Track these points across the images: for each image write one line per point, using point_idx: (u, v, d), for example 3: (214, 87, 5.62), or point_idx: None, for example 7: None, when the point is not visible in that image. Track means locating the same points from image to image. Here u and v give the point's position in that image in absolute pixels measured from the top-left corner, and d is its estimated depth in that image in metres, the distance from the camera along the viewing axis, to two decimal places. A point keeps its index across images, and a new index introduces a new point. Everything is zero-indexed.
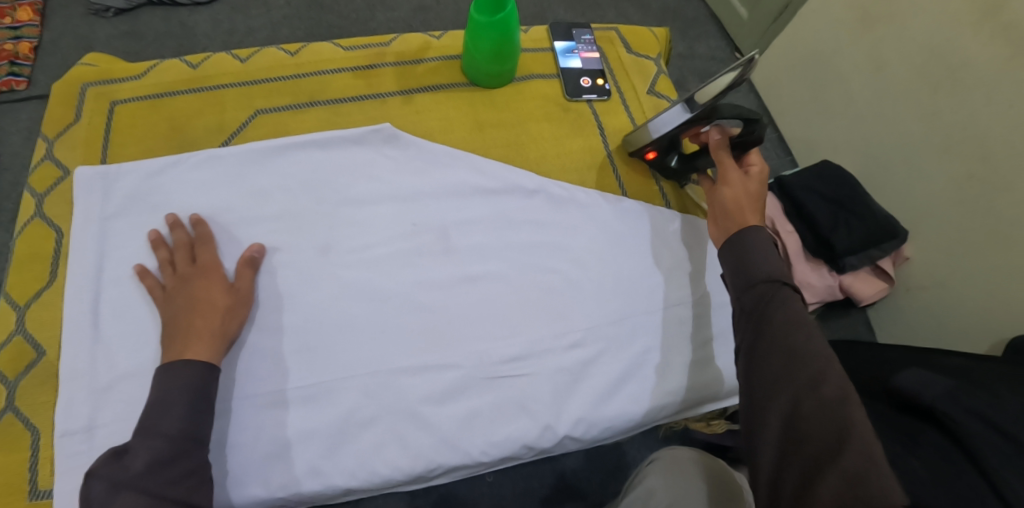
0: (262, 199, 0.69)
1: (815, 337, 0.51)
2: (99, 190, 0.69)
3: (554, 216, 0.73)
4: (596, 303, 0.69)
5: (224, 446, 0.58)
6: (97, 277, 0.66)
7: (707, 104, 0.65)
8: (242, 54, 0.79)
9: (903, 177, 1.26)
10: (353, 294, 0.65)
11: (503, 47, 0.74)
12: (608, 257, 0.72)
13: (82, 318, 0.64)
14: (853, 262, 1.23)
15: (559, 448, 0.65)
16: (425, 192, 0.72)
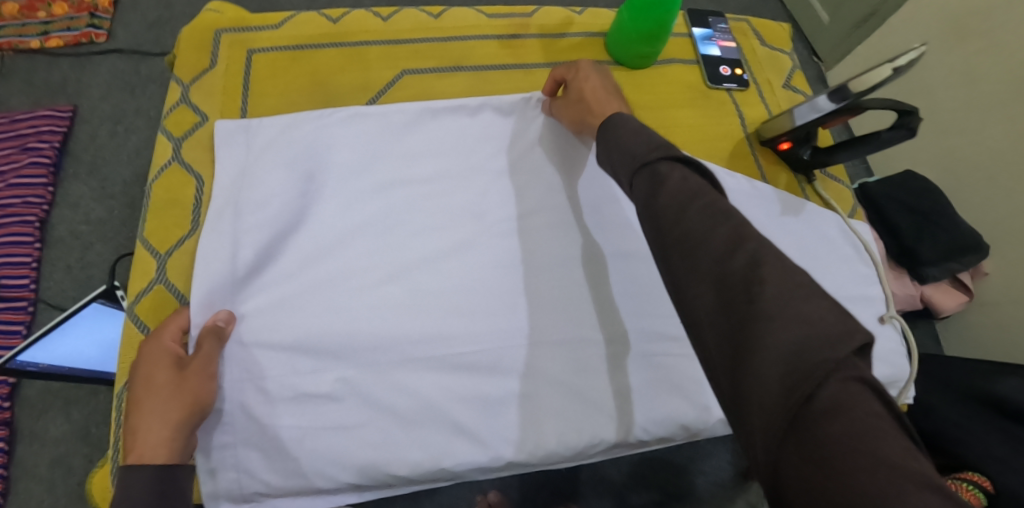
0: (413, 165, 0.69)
1: (719, 205, 0.44)
2: (241, 139, 0.68)
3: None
4: None
5: (394, 405, 0.59)
6: (241, 227, 0.63)
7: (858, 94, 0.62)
8: (382, 12, 0.78)
9: (985, 193, 1.24)
10: (510, 270, 0.66)
11: (658, 28, 0.72)
12: None
13: (228, 266, 0.62)
14: (935, 273, 1.22)
15: (707, 432, 0.66)
16: (575, 166, 0.70)
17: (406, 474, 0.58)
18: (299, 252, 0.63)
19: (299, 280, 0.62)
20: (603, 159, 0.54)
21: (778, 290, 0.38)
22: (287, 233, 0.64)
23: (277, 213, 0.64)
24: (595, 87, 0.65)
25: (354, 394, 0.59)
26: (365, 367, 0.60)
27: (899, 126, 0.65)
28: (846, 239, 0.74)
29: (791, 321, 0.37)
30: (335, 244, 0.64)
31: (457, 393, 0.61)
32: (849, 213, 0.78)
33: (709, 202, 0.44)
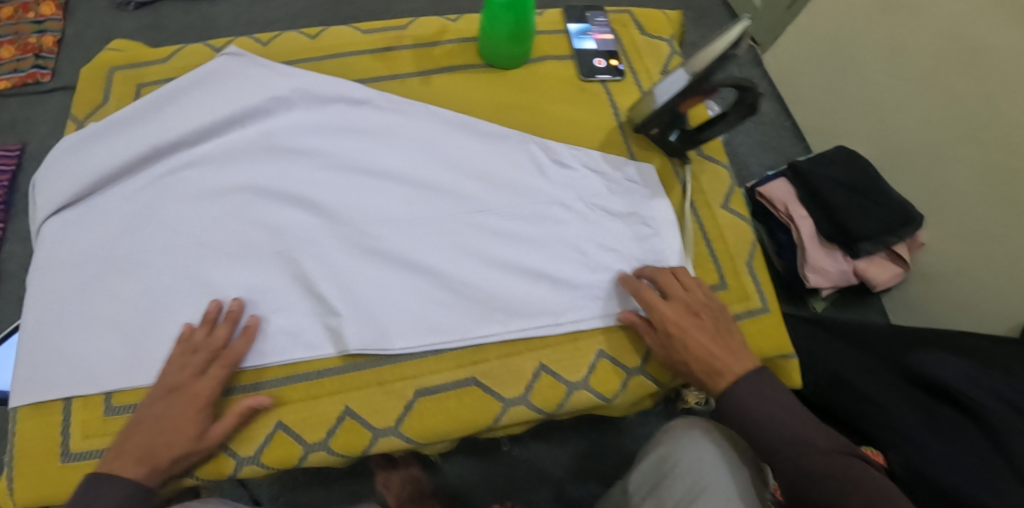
0: (132, 144, 0.69)
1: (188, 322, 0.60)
2: (85, 153, 0.69)
3: (564, 181, 0.72)
4: (585, 271, 0.67)
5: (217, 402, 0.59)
6: (93, 238, 0.66)
7: (702, 71, 0.63)
8: (263, 38, 0.83)
9: (925, 165, 1.29)
10: (369, 266, 0.65)
11: (519, 27, 0.76)
12: (597, 224, 0.70)
13: (86, 279, 0.64)
14: (869, 248, 1.25)
15: (560, 410, 0.62)
16: (425, 159, 0.71)
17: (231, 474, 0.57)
18: (151, 256, 0.65)
19: (141, 286, 0.64)
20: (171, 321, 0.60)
21: (676, 313, 0.62)
22: (139, 239, 0.66)
23: (122, 214, 0.67)
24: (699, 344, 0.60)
25: None
26: None
27: (746, 100, 0.64)
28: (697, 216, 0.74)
29: (695, 361, 0.60)
30: (188, 212, 0.67)
31: (302, 388, 0.59)
32: (726, 191, 0.78)
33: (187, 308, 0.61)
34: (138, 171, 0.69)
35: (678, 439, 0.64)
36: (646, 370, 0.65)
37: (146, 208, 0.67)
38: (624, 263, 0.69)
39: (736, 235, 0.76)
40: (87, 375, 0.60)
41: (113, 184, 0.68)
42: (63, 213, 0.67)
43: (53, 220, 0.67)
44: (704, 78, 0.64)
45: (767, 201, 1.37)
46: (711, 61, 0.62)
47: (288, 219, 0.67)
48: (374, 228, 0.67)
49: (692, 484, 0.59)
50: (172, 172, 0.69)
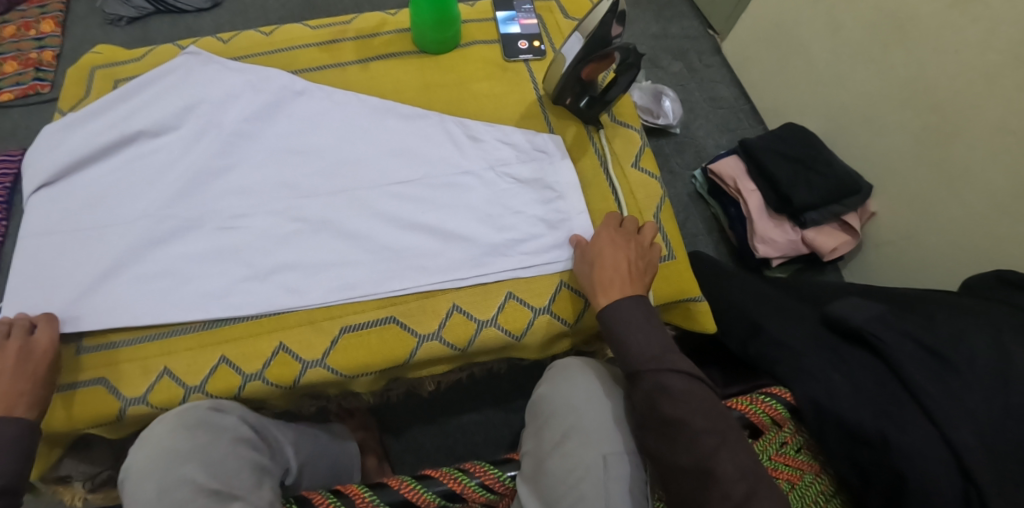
0: (99, 133, 0.78)
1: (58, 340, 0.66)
2: (59, 136, 0.79)
3: (477, 152, 0.79)
4: (495, 227, 0.75)
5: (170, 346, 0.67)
6: (65, 209, 0.75)
7: (591, 33, 0.72)
8: (224, 37, 0.93)
9: (867, 135, 1.33)
10: (305, 227, 0.74)
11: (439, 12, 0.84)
12: (506, 187, 0.77)
13: (58, 244, 0.73)
14: (815, 217, 1.32)
15: (471, 348, 0.70)
16: (358, 134, 0.80)
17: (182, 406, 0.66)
18: (115, 223, 0.73)
19: (104, 249, 0.72)
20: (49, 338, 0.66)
21: (639, 254, 0.70)
22: (106, 209, 0.74)
23: (88, 191, 0.76)
24: (610, 263, 0.68)
25: (163, 335, 0.68)
26: (152, 317, 0.68)
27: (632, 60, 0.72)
28: (605, 177, 0.81)
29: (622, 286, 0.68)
30: (147, 186, 0.76)
31: (250, 326, 0.68)
32: (638, 152, 0.84)
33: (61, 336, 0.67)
34: (106, 156, 0.78)
35: (557, 380, 0.71)
36: (552, 310, 0.72)
37: (112, 185, 0.76)
38: (530, 221, 0.76)
39: (648, 191, 0.82)
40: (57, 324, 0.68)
41: (82, 167, 0.77)
42: (43, 189, 0.76)
43: (33, 196, 0.76)
44: (595, 39, 0.72)
45: (719, 177, 1.44)
46: (597, 23, 0.71)
47: (240, 189, 0.76)
48: (309, 197, 0.75)
49: (564, 420, 0.66)
50: (135, 156, 0.78)
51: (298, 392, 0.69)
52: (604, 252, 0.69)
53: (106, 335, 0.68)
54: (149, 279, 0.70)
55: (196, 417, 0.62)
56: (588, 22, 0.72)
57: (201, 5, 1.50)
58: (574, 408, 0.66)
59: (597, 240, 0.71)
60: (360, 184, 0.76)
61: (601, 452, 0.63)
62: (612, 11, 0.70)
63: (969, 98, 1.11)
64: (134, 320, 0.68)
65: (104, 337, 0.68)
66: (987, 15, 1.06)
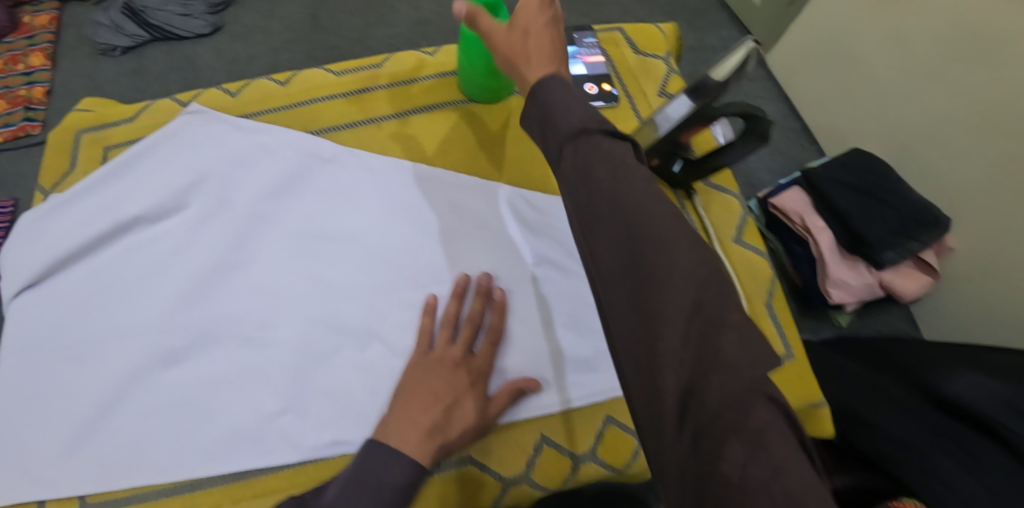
0: (87, 221, 0.65)
1: (432, 369, 0.55)
2: (37, 230, 0.65)
3: (546, 232, 0.66)
4: (576, 335, 0.61)
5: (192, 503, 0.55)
6: (54, 321, 0.61)
7: (706, 93, 0.57)
8: (232, 88, 0.78)
9: (946, 163, 1.19)
10: (338, 336, 0.60)
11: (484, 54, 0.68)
12: (579, 274, 0.64)
13: (46, 368, 0.60)
14: (893, 257, 1.15)
15: (561, 487, 0.57)
16: (402, 212, 0.67)
17: None
18: (113, 340, 0.60)
19: (104, 374, 0.59)
20: (404, 401, 0.53)
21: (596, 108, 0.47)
22: (100, 322, 0.61)
23: (78, 296, 0.62)
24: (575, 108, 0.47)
25: (182, 487, 0.55)
26: (169, 465, 0.56)
27: (757, 129, 0.58)
28: None
29: (590, 156, 0.44)
30: (147, 292, 0.62)
31: (285, 475, 0.56)
32: (739, 221, 0.71)
33: (443, 375, 0.54)
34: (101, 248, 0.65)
35: None
36: None
37: (105, 287, 0.63)
38: None
39: (750, 269, 0.68)
40: (53, 474, 0.56)
41: (69, 263, 0.64)
42: (25, 293, 0.63)
43: (13, 303, 0.62)
44: (706, 105, 0.57)
45: (781, 212, 1.29)
46: (717, 82, 0.56)
47: (265, 290, 0.62)
48: (350, 299, 0.62)
49: None
50: (132, 249, 0.64)
51: None
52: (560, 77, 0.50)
53: (110, 489, 0.55)
54: (163, 413, 0.57)
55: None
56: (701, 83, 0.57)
57: (201, 30, 1.34)
58: None
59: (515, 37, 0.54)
60: (404, 279, 0.63)
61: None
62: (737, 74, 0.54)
63: None
64: (151, 466, 0.56)
65: (110, 490, 0.55)
66: None
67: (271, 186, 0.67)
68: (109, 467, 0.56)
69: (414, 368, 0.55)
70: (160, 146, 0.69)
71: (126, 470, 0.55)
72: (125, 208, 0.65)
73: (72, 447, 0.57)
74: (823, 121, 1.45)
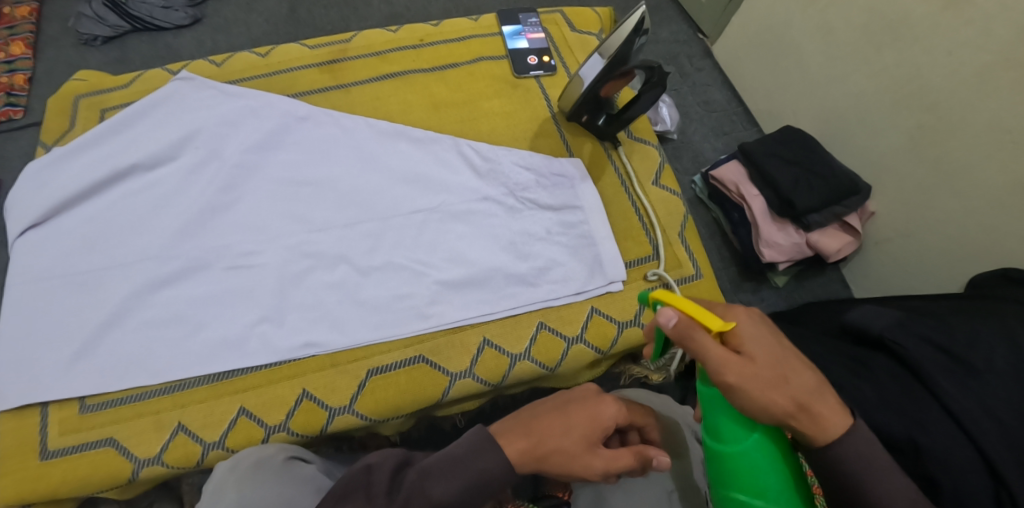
0: (88, 168, 0.73)
1: (561, 400, 0.56)
2: (41, 176, 0.73)
3: (491, 176, 0.76)
4: (515, 259, 0.72)
5: (184, 400, 0.63)
6: (61, 256, 0.69)
7: (614, 53, 0.69)
8: (217, 60, 0.88)
9: (861, 136, 1.31)
10: (312, 262, 0.70)
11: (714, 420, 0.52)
12: (521, 212, 0.75)
13: (53, 297, 0.67)
14: (817, 220, 1.30)
15: (503, 381, 0.68)
16: (368, 159, 0.77)
17: (206, 463, 0.62)
18: (113, 269, 0.69)
19: (105, 297, 0.67)
20: (526, 419, 0.54)
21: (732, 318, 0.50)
22: (100, 254, 0.69)
23: (81, 232, 0.70)
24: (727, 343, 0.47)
25: (173, 388, 0.63)
26: (163, 369, 0.64)
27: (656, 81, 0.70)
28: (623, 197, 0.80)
29: (743, 368, 0.47)
30: (141, 229, 0.71)
31: (264, 375, 0.64)
32: (656, 169, 0.83)
33: (575, 414, 0.55)
34: (99, 191, 0.73)
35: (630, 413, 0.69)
36: (585, 338, 0.70)
37: (104, 224, 0.71)
38: (555, 247, 0.73)
39: (667, 206, 0.80)
40: (57, 380, 0.63)
41: (73, 205, 0.72)
42: (30, 231, 0.70)
43: (19, 239, 0.70)
44: (617, 60, 0.70)
45: (721, 183, 1.42)
46: (621, 42, 0.68)
47: (248, 224, 0.72)
48: (325, 232, 0.71)
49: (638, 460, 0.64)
50: (130, 192, 0.73)
51: (322, 437, 0.65)
52: (768, 350, 0.48)
53: (110, 391, 0.63)
54: (156, 326, 0.66)
55: (273, 468, 0.55)
56: (613, 41, 0.70)
57: (179, 21, 1.41)
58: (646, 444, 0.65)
59: (758, 391, 0.46)
60: (369, 214, 0.73)
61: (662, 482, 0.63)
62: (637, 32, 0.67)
63: (962, 96, 1.09)
64: (144, 372, 0.64)
65: (110, 393, 0.63)
66: (980, 16, 1.03)
67: (253, 137, 0.76)
68: (109, 373, 0.63)
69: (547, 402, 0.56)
70: (151, 105, 0.77)
71: (126, 374, 0.63)
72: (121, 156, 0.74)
73: (76, 360, 0.64)
74: (761, 103, 1.58)
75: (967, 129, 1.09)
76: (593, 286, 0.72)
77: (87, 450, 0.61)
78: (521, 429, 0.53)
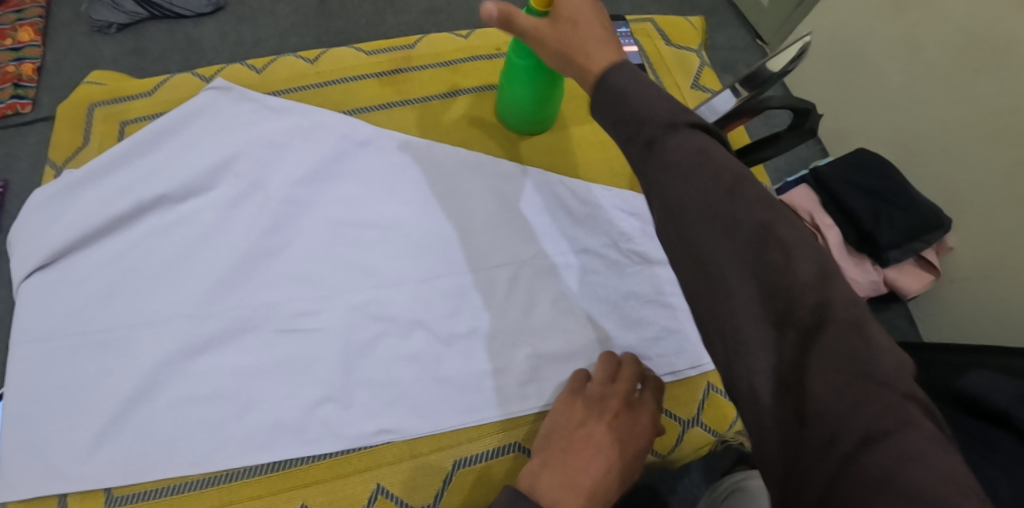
0: (108, 199, 0.61)
1: (578, 426, 0.51)
2: (54, 208, 0.61)
3: (590, 222, 0.65)
4: (618, 325, 0.61)
5: (227, 494, 0.52)
6: (76, 306, 0.58)
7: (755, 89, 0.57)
8: (258, 65, 0.76)
9: (944, 166, 1.15)
10: (375, 324, 0.59)
11: (544, 93, 0.64)
12: (626, 268, 0.63)
13: (68, 358, 0.56)
14: (898, 255, 1.15)
15: None
16: (441, 195, 0.65)
17: None
18: (141, 325, 0.57)
19: (131, 360, 0.56)
20: (557, 467, 0.48)
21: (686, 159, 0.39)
22: (124, 305, 0.58)
23: (100, 277, 0.59)
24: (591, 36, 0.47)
25: (218, 478, 0.52)
26: (199, 455, 0.53)
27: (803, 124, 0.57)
28: None
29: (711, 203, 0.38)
30: (174, 277, 0.59)
31: (326, 465, 0.53)
32: None
33: (598, 434, 0.50)
34: (122, 226, 0.61)
35: None
36: (702, 421, 0.60)
37: (129, 269, 0.60)
38: (665, 312, 0.62)
39: None
40: (74, 465, 0.52)
41: (91, 242, 0.60)
42: (40, 274, 0.59)
43: (25, 284, 0.59)
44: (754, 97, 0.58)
45: (790, 209, 1.26)
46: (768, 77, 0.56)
47: (302, 276, 0.60)
48: (393, 286, 0.60)
49: None
50: (159, 229, 0.61)
51: None
52: (632, 79, 0.43)
53: (135, 480, 0.52)
54: (194, 403, 0.54)
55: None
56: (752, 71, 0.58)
57: (201, 9, 1.29)
58: None
59: (577, 8, 0.48)
60: (444, 266, 0.62)
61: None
62: (782, 74, 0.55)
63: None
64: (179, 458, 0.53)
65: (137, 482, 0.52)
66: None
67: (307, 166, 0.65)
68: (135, 457, 0.53)
69: (557, 430, 0.51)
70: (185, 122, 0.66)
71: (156, 459, 0.52)
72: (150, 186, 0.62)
73: (97, 440, 0.53)
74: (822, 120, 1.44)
75: None
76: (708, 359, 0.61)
77: None
78: (566, 475, 0.47)
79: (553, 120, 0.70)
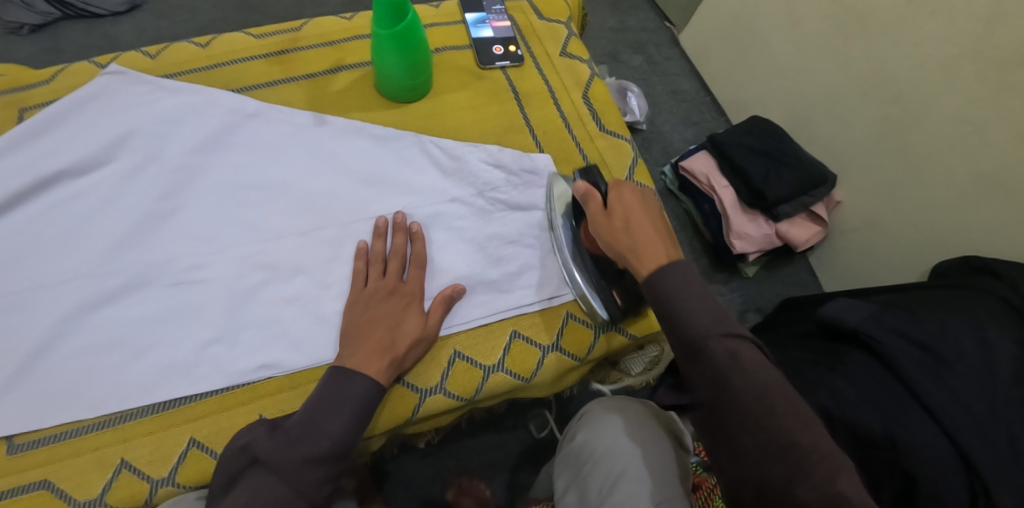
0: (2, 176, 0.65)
1: (361, 308, 0.61)
2: None
3: (459, 176, 0.72)
4: (484, 264, 0.68)
5: (126, 432, 0.58)
6: None
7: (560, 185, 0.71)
8: (152, 51, 0.80)
9: (829, 127, 1.18)
10: (260, 276, 0.64)
11: (411, 60, 0.71)
12: (492, 214, 0.71)
13: None
14: (787, 210, 1.16)
15: (477, 391, 0.64)
16: (322, 159, 0.71)
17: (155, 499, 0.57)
18: (38, 294, 0.61)
19: (30, 325, 0.60)
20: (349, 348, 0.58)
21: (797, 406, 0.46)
22: (21, 276, 0.62)
23: None
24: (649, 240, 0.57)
25: (113, 420, 0.58)
26: (98, 400, 0.58)
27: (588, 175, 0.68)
28: None
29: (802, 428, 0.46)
30: (69, 244, 0.64)
31: (216, 400, 0.60)
32: (628, 164, 0.80)
33: (383, 309, 0.61)
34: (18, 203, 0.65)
35: (596, 425, 0.65)
36: (562, 345, 0.67)
37: (24, 243, 0.63)
38: (529, 251, 0.70)
39: None
40: None
41: None
42: None
43: None
44: None
45: (691, 174, 1.27)
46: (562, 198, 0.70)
47: (194, 236, 0.66)
48: (277, 241, 0.66)
49: (617, 464, 0.60)
50: (54, 203, 0.65)
51: None
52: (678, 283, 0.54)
53: (39, 428, 0.57)
54: (92, 353, 0.59)
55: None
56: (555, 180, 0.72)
57: (116, 8, 1.30)
58: (618, 453, 0.61)
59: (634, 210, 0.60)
60: (324, 221, 0.68)
61: (614, 473, 0.60)
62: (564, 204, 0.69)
63: (927, 88, 0.99)
64: (79, 403, 0.58)
65: (40, 430, 0.57)
66: (944, 8, 0.94)
67: (197, 137, 0.70)
68: (38, 409, 0.57)
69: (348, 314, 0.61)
70: (77, 103, 0.70)
71: (58, 407, 0.57)
72: (42, 163, 0.66)
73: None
74: None
75: (928, 120, 0.99)
76: (567, 288, 0.69)
77: (19, 495, 0.55)
78: (358, 349, 0.58)
79: (427, 89, 0.77)
